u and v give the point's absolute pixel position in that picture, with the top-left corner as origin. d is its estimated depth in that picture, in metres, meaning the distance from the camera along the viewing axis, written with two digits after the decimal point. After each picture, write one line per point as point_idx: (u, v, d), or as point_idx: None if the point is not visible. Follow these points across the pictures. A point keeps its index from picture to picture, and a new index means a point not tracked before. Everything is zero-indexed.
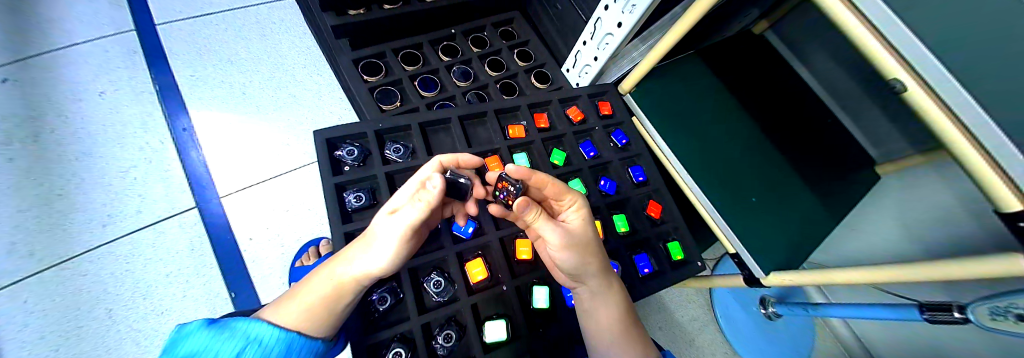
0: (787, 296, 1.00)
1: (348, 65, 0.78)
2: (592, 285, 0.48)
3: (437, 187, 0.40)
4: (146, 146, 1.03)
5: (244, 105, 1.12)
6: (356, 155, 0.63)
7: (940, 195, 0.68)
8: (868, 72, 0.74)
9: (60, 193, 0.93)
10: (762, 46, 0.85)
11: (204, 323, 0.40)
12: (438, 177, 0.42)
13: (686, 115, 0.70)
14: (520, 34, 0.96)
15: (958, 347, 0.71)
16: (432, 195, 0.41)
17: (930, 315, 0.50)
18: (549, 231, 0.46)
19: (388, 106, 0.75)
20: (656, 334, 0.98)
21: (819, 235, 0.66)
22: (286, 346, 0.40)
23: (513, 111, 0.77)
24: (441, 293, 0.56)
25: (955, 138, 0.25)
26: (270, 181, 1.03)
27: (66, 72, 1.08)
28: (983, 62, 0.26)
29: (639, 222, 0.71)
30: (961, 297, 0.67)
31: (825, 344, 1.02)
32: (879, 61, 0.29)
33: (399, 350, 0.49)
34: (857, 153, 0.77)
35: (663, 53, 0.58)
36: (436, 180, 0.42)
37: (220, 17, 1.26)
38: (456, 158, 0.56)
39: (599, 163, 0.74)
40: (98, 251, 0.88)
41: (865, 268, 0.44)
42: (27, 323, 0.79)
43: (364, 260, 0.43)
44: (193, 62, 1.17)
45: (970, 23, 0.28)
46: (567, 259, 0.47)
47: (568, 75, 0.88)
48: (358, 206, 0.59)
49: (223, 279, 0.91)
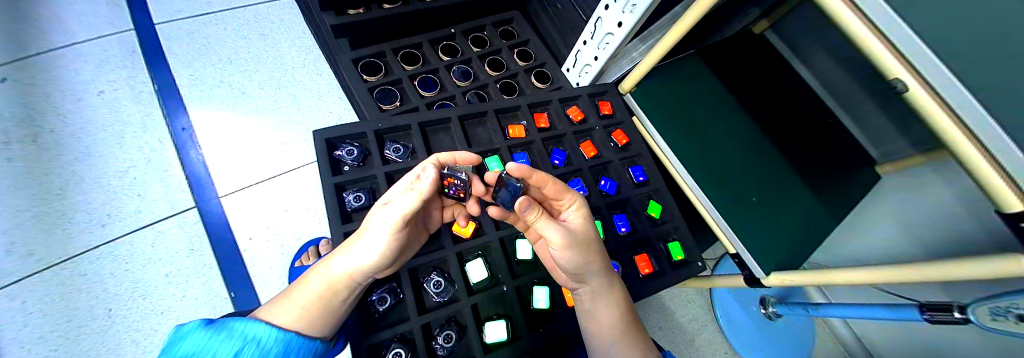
0: (787, 296, 0.99)
1: (347, 65, 0.78)
2: (594, 285, 0.48)
3: (431, 177, 0.43)
4: (146, 146, 1.03)
5: (244, 105, 1.11)
6: (356, 155, 0.63)
7: (940, 195, 0.68)
8: (869, 72, 0.74)
9: (59, 194, 0.93)
10: (763, 45, 0.85)
11: (201, 324, 0.39)
12: (432, 168, 0.44)
13: (686, 115, 0.70)
14: (520, 33, 0.96)
15: (958, 346, 0.71)
16: (425, 183, 0.43)
17: (931, 315, 0.50)
18: (552, 231, 0.45)
19: (388, 106, 0.75)
20: (656, 334, 0.98)
21: (819, 235, 0.66)
22: (285, 345, 0.39)
23: (513, 111, 0.77)
24: (441, 294, 0.56)
25: (957, 139, 0.25)
26: (270, 181, 1.03)
27: (65, 72, 1.08)
28: (987, 60, 0.25)
29: (639, 222, 0.71)
30: (962, 297, 0.66)
31: (825, 344, 1.02)
32: (880, 60, 0.29)
33: (399, 350, 0.49)
34: (858, 153, 0.77)
35: (663, 53, 0.58)
36: (430, 171, 0.44)
37: (219, 16, 1.26)
38: (454, 156, 0.57)
39: (599, 163, 0.74)
40: (97, 251, 0.88)
41: (866, 268, 0.43)
42: (26, 323, 0.79)
43: (359, 251, 0.44)
44: (192, 62, 1.16)
45: (972, 22, 0.28)
46: (570, 259, 0.46)
47: (569, 75, 0.88)
48: (358, 206, 0.59)
49: (223, 279, 0.90)
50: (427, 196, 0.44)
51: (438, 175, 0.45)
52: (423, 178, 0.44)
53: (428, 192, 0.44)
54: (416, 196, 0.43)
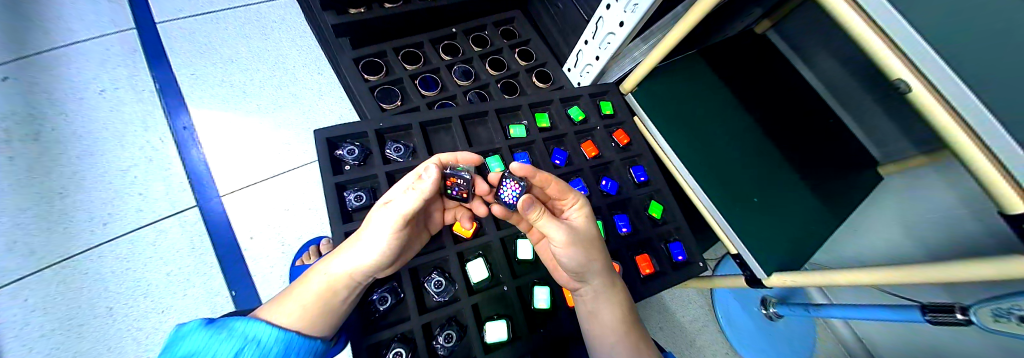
0: (788, 296, 0.99)
1: (348, 64, 0.78)
2: (596, 284, 0.48)
3: (432, 177, 0.43)
4: (146, 145, 1.03)
5: (245, 104, 1.11)
6: (356, 154, 0.63)
7: (943, 196, 0.68)
8: (871, 73, 0.74)
9: (60, 192, 0.93)
10: (765, 44, 0.85)
11: (202, 323, 0.39)
12: (434, 168, 0.44)
13: (687, 115, 0.70)
14: (521, 33, 0.96)
15: (960, 348, 0.71)
16: (427, 182, 0.43)
17: (933, 316, 0.50)
18: (554, 230, 0.45)
19: (389, 105, 0.74)
20: (656, 334, 0.98)
21: (820, 235, 0.65)
22: (285, 344, 0.39)
23: (514, 110, 0.77)
24: (441, 293, 0.56)
25: (959, 140, 0.25)
26: (270, 180, 1.03)
27: (66, 71, 1.08)
28: (990, 60, 0.25)
29: (640, 223, 0.70)
30: (966, 298, 0.66)
31: (826, 345, 1.01)
32: (883, 60, 0.28)
33: (399, 350, 0.49)
34: (860, 154, 0.76)
35: (664, 52, 0.57)
36: (432, 171, 0.44)
37: (220, 16, 1.26)
38: (456, 156, 0.56)
39: (600, 163, 0.74)
40: (98, 250, 0.88)
41: (868, 270, 0.43)
42: (27, 321, 0.79)
43: (359, 251, 0.44)
44: (193, 61, 1.16)
45: (976, 21, 0.27)
46: (572, 257, 0.46)
47: (570, 75, 0.88)
48: (358, 205, 0.59)
49: (224, 277, 0.91)
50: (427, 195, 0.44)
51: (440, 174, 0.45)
52: (424, 177, 0.44)
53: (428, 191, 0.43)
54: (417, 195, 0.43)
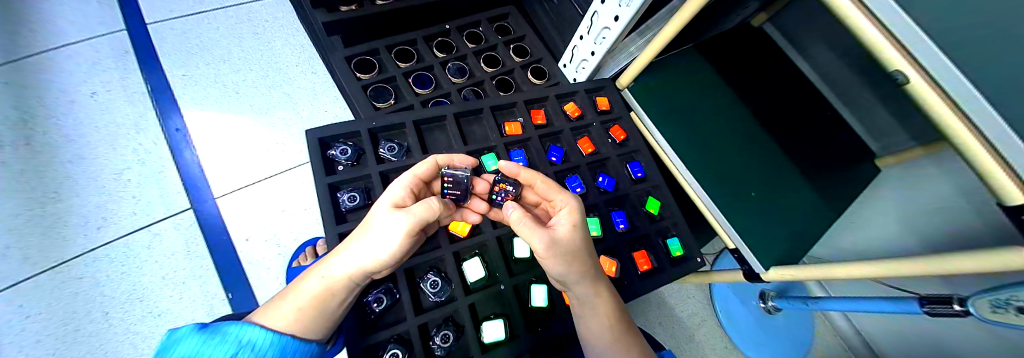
0: (786, 290, 1.00)
1: (340, 62, 0.76)
2: (578, 292, 0.48)
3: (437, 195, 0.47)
4: (139, 147, 1.02)
5: (239, 104, 1.10)
6: (349, 154, 0.61)
7: (941, 189, 0.68)
8: (867, 65, 0.74)
9: (54, 197, 0.92)
10: (762, 37, 0.83)
11: (195, 328, 0.38)
12: (436, 200, 0.47)
13: (685, 110, 0.69)
14: (515, 28, 0.94)
15: (961, 338, 0.71)
16: (432, 199, 0.47)
17: (930, 308, 0.50)
18: (537, 240, 0.45)
19: (382, 104, 0.73)
20: (656, 330, 0.98)
21: (818, 230, 0.65)
22: (280, 348, 0.39)
23: (509, 108, 0.76)
24: (438, 293, 0.55)
25: (963, 138, 0.24)
26: (265, 182, 1.02)
27: (56, 73, 1.06)
28: (992, 53, 0.25)
29: (638, 219, 0.70)
30: (965, 289, 0.66)
31: (826, 338, 1.02)
32: (881, 52, 0.28)
33: (395, 351, 0.48)
34: (858, 146, 0.76)
35: (660, 47, 0.56)
36: (433, 200, 0.47)
37: (211, 15, 1.24)
38: (451, 158, 0.57)
39: (596, 160, 0.73)
40: (92, 254, 0.87)
41: (865, 263, 0.43)
42: (23, 327, 0.78)
43: (356, 252, 0.43)
44: (185, 62, 1.15)
45: (976, 15, 0.27)
46: (553, 266, 0.46)
47: (566, 71, 0.86)
48: (352, 206, 0.59)
49: (221, 280, 0.90)
50: (437, 207, 0.47)
51: (440, 205, 0.48)
52: (426, 200, 0.47)
53: (439, 202, 0.47)
54: (427, 203, 0.46)
